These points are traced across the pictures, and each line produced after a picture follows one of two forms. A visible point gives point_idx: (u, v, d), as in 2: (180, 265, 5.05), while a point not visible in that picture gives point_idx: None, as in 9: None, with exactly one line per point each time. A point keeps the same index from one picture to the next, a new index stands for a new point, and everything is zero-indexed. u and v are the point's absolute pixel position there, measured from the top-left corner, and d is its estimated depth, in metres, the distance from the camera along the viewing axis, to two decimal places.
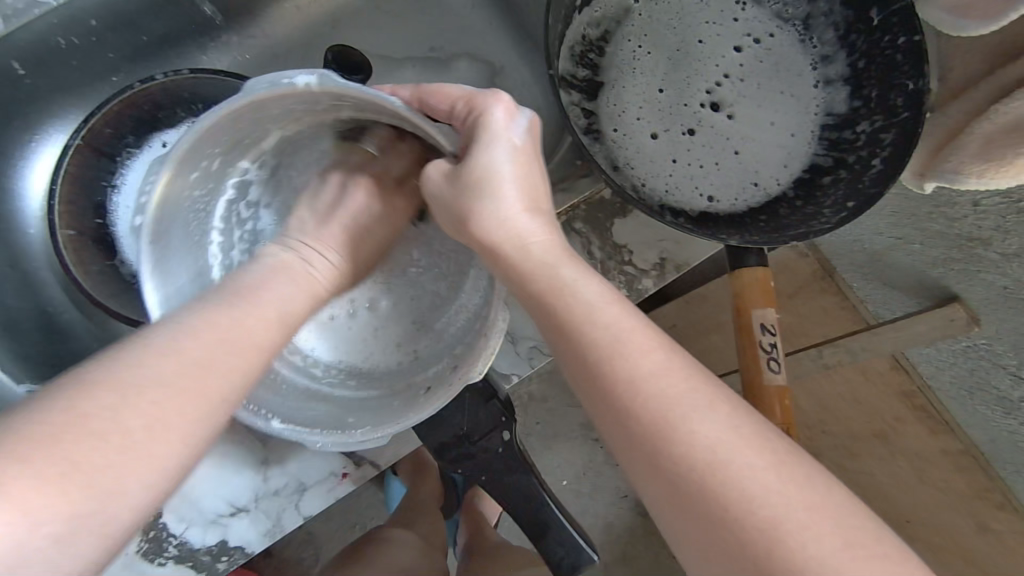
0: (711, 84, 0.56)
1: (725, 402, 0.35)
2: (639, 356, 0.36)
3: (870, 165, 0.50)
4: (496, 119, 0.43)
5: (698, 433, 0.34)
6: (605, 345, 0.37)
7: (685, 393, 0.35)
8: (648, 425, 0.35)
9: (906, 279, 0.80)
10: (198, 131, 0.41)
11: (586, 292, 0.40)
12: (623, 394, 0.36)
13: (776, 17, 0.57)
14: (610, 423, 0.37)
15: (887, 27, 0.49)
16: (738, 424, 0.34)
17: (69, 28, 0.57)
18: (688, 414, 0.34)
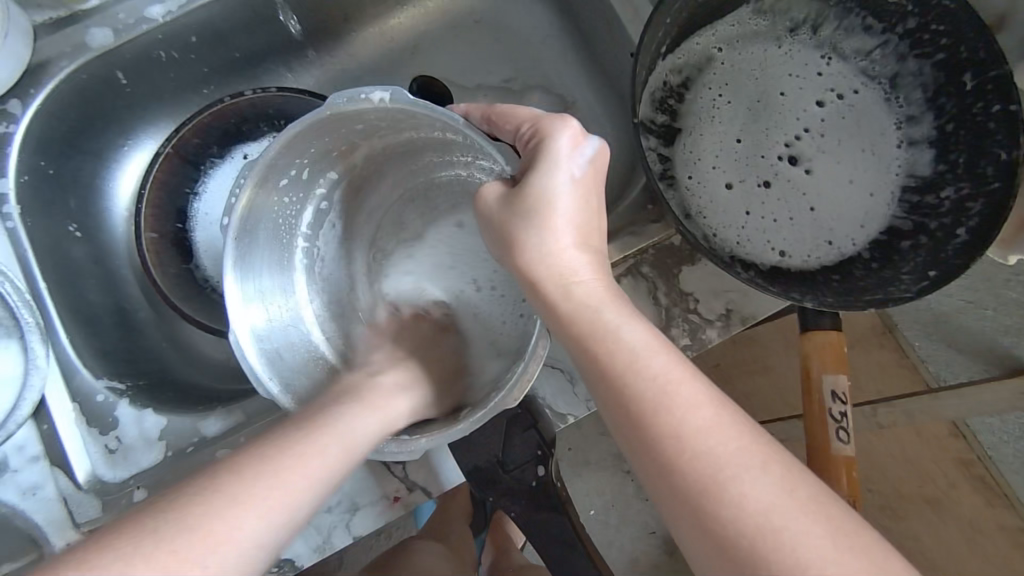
0: (790, 138, 0.55)
1: (780, 463, 0.34)
2: (689, 411, 0.35)
3: (954, 234, 0.49)
4: (561, 147, 0.42)
5: (748, 497, 0.32)
6: (655, 397, 0.36)
7: (737, 451, 0.34)
8: (693, 483, 0.34)
9: (974, 343, 0.77)
10: (287, 137, 0.45)
11: (630, 337, 0.39)
12: (666, 446, 0.35)
13: (862, 73, 0.56)
14: (655, 481, 0.35)
15: (982, 94, 0.48)
16: (792, 488, 0.33)
17: (171, 43, 0.61)
18: (739, 474, 0.33)
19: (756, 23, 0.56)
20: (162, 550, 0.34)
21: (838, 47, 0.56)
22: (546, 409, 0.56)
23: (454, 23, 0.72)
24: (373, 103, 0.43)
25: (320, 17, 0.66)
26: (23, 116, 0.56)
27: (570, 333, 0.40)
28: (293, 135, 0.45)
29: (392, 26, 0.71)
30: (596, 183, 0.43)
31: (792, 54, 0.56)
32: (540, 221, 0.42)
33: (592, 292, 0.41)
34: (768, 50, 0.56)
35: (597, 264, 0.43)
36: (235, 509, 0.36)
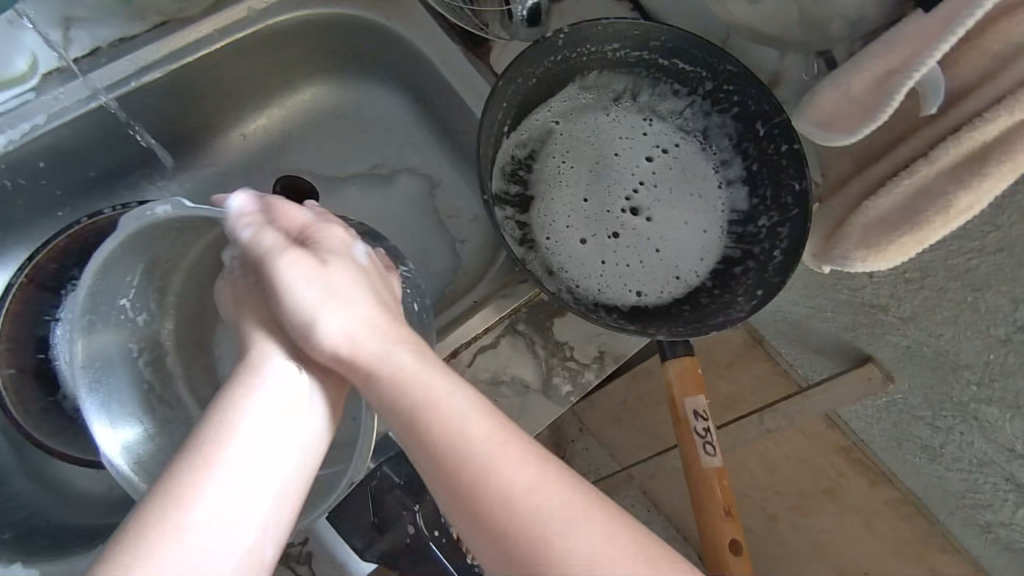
0: (629, 192, 0.62)
1: (599, 510, 0.38)
2: (514, 472, 0.38)
3: (773, 255, 0.57)
4: (331, 240, 0.46)
5: (573, 548, 0.36)
6: (481, 465, 0.38)
7: (562, 505, 0.37)
8: (524, 544, 0.37)
9: (826, 343, 0.86)
10: (95, 266, 0.46)
11: (455, 406, 0.40)
12: (496, 512, 0.37)
13: (679, 130, 0.65)
14: (482, 537, 0.38)
15: (771, 138, 0.58)
16: (612, 534, 0.37)
17: (17, 171, 0.59)
18: (563, 528, 0.37)
19: (584, 96, 0.64)
20: None
21: (655, 109, 0.65)
22: None
23: (315, 120, 0.75)
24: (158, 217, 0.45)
25: (177, 130, 0.67)
26: None
27: (393, 409, 0.40)
28: (103, 260, 0.46)
29: (251, 128, 0.73)
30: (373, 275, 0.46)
31: (619, 119, 0.65)
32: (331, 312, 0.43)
33: (409, 369, 0.41)
34: (598, 118, 0.64)
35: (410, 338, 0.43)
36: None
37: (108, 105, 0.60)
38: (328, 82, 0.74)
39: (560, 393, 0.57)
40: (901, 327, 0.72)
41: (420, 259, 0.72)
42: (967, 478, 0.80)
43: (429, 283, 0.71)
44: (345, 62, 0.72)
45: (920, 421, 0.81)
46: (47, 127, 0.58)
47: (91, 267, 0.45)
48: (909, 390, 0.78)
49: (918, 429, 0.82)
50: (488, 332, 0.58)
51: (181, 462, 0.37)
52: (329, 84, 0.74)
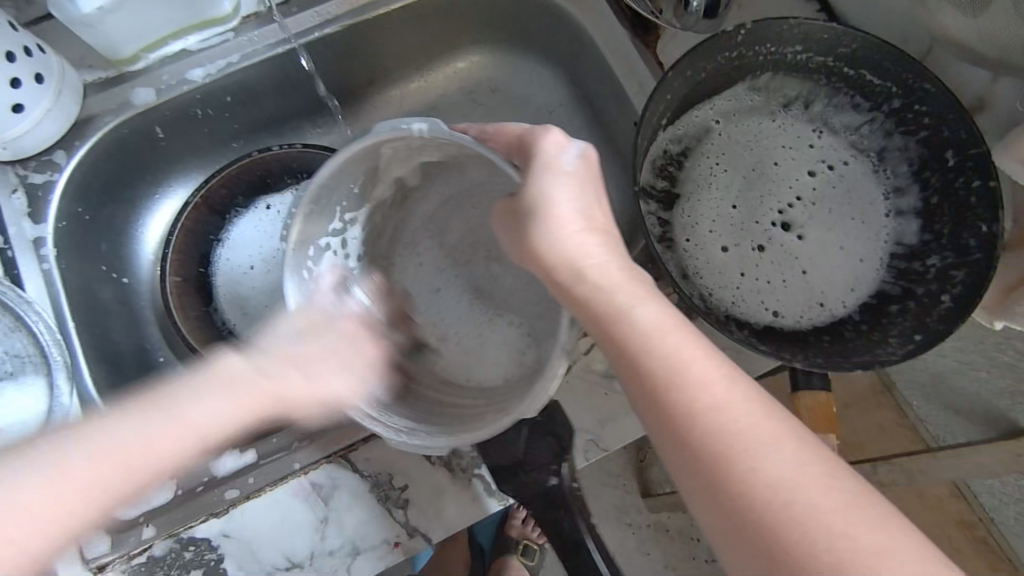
0: (783, 205, 0.59)
1: (784, 436, 0.34)
2: (704, 385, 0.36)
3: (940, 300, 0.51)
4: (546, 149, 0.43)
5: (760, 466, 0.33)
6: (667, 372, 0.37)
7: (755, 423, 0.35)
8: (712, 453, 0.34)
9: (970, 406, 0.78)
10: (339, 160, 0.47)
11: (646, 317, 0.39)
12: (682, 418, 0.35)
13: (851, 147, 0.59)
14: (671, 451, 0.36)
15: (963, 171, 0.52)
16: (805, 461, 0.33)
17: (207, 102, 0.65)
18: (750, 448, 0.34)
19: (751, 98, 0.60)
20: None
21: (828, 122, 0.60)
22: None
23: (470, 86, 0.76)
24: (413, 132, 0.45)
25: (346, 81, 0.71)
26: (66, 166, 0.60)
27: (582, 307, 0.41)
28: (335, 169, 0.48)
29: (410, 89, 0.76)
30: (588, 179, 0.44)
31: (786, 127, 0.60)
32: (541, 210, 0.43)
33: (598, 272, 0.41)
34: (763, 123, 0.61)
35: (610, 247, 0.43)
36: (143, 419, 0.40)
37: (293, 51, 0.64)
38: (489, 53, 0.75)
39: None
40: None
41: None
42: None
43: None
44: (511, 32, 0.72)
45: None
46: (238, 65, 0.64)
47: (322, 175, 0.47)
48: None
49: None
50: None
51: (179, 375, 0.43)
52: (490, 54, 0.75)
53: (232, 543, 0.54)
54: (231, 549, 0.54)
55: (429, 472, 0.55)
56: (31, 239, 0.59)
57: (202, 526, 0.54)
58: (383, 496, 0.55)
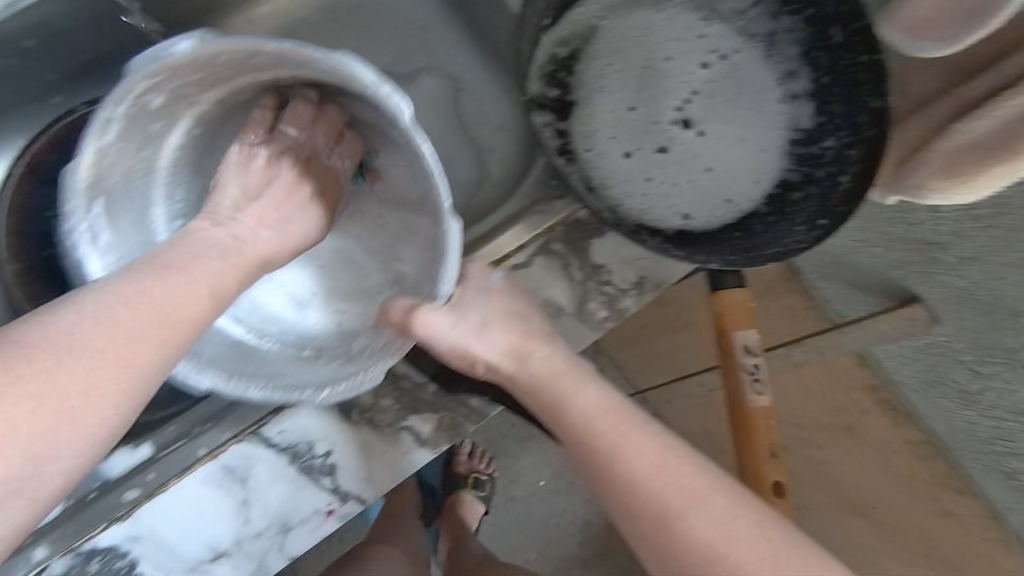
0: (680, 102, 0.56)
1: (719, 493, 0.37)
2: (636, 454, 0.39)
3: (838, 183, 0.50)
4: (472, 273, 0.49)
5: (694, 524, 0.36)
6: (587, 431, 0.41)
7: (682, 484, 0.37)
8: (650, 521, 0.37)
9: (869, 280, 0.81)
10: (149, 71, 0.41)
11: (557, 370, 0.44)
12: (621, 490, 0.39)
13: (740, 33, 0.54)
14: (623, 520, 0.39)
15: (851, 45, 0.48)
16: (729, 515, 0.36)
17: (3, 50, 0.53)
18: (679, 509, 0.37)
19: None
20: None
21: (715, 9, 0.54)
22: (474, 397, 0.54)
23: (333, 4, 0.67)
24: (177, 55, 0.40)
25: (179, 9, 0.60)
26: None
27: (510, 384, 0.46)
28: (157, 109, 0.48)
29: (263, 13, 0.66)
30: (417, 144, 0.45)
31: (670, 19, 0.55)
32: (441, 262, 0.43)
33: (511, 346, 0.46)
34: (648, 14, 0.55)
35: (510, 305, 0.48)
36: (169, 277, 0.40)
37: None
38: None
39: (594, 318, 0.54)
40: (958, 267, 0.66)
41: (443, 168, 0.67)
42: (999, 426, 0.77)
43: (453, 196, 0.67)
44: None
45: (958, 366, 0.77)
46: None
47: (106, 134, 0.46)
48: (953, 333, 0.74)
49: (955, 375, 0.79)
50: (522, 250, 0.55)
51: (136, 268, 0.40)
52: None
53: (145, 544, 0.48)
54: (145, 552, 0.48)
55: (353, 433, 0.52)
56: None
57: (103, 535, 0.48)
58: (306, 467, 0.51)
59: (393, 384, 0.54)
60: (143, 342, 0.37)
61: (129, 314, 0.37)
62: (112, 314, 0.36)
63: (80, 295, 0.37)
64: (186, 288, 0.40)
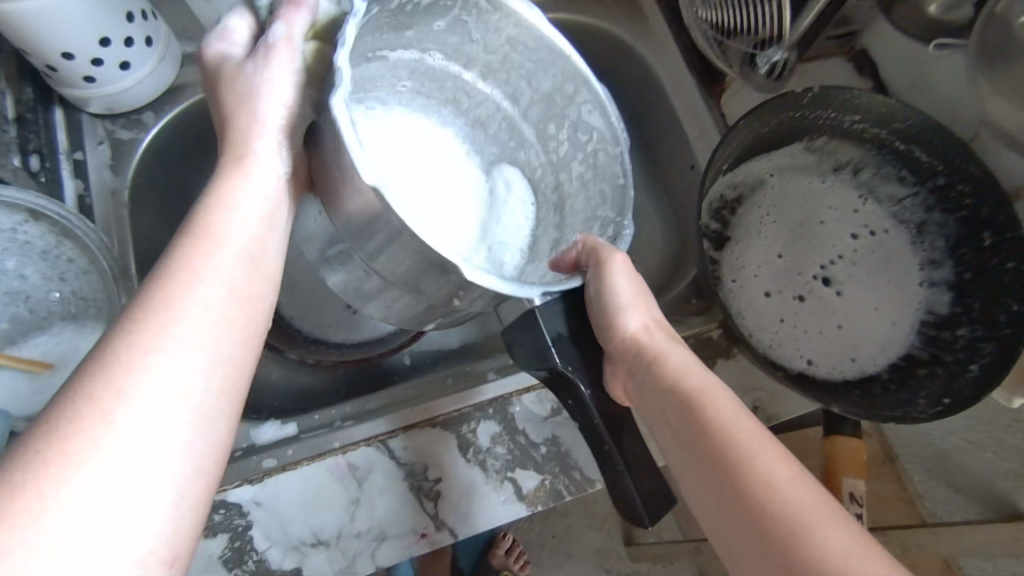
0: (827, 260, 0.62)
1: (849, 518, 0.32)
2: (763, 454, 0.35)
3: (967, 368, 0.54)
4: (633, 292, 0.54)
5: (829, 541, 0.31)
6: (709, 420, 0.38)
7: (809, 494, 0.33)
8: (774, 523, 0.32)
9: (972, 485, 0.80)
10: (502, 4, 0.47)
11: (680, 357, 0.43)
12: (742, 478, 0.35)
13: (892, 217, 0.63)
14: (730, 516, 0.35)
15: (998, 250, 0.55)
16: (862, 541, 0.31)
17: None
18: (803, 519, 0.32)
19: (806, 158, 0.64)
20: (45, 471, 0.27)
21: (874, 191, 0.64)
22: (576, 470, 0.56)
23: None
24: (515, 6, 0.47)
25: None
26: (154, 126, 0.64)
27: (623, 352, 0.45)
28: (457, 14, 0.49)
29: None
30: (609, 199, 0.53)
31: (834, 190, 0.64)
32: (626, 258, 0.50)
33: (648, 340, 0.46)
34: (813, 182, 0.64)
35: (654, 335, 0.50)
36: (172, 334, 0.31)
37: None
38: None
39: None
40: None
41: None
42: None
43: None
44: None
45: None
46: None
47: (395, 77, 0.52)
48: None
49: None
50: None
51: (157, 289, 0.33)
52: None
53: (263, 512, 0.53)
54: (261, 519, 0.53)
55: (465, 469, 0.56)
56: (110, 189, 0.62)
57: (235, 491, 0.53)
58: (417, 484, 0.55)
59: (509, 434, 0.57)
60: (174, 370, 0.31)
61: (152, 323, 0.31)
62: (151, 347, 0.31)
63: (117, 332, 0.31)
64: (204, 335, 0.32)
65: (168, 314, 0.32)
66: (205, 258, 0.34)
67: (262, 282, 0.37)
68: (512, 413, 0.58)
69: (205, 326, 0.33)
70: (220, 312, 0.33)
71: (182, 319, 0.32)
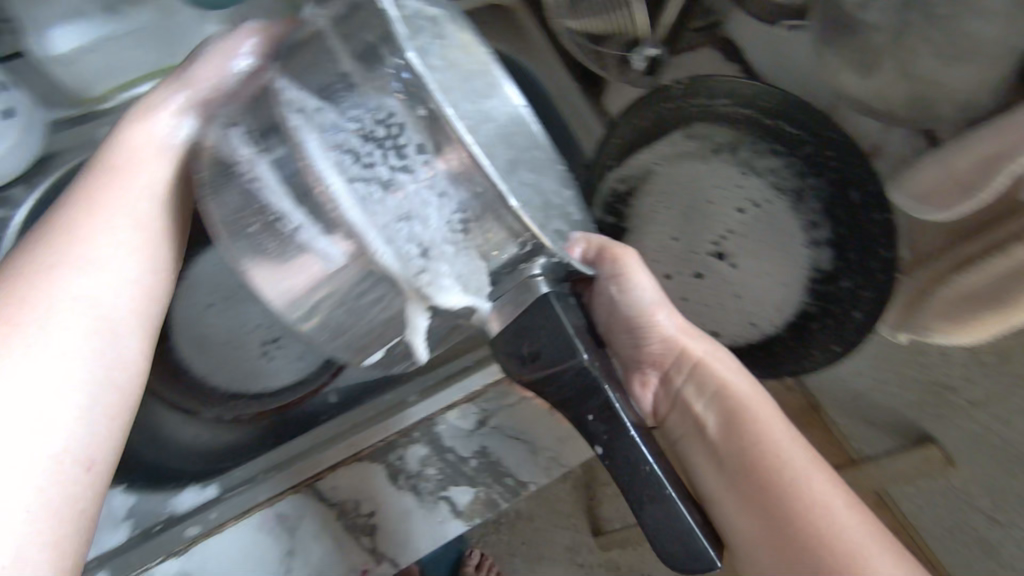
0: (717, 237, 0.66)
1: (857, 511, 0.43)
2: (808, 472, 0.44)
3: (851, 315, 0.60)
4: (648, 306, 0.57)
5: (860, 543, 0.41)
6: (775, 452, 0.45)
7: (831, 498, 0.43)
8: (805, 529, 0.42)
9: (887, 420, 0.85)
10: None
11: (741, 386, 0.50)
12: (786, 498, 0.43)
13: (774, 188, 0.66)
14: (756, 518, 0.44)
15: (863, 206, 0.60)
16: (862, 531, 0.42)
17: None
18: (839, 529, 0.42)
19: (687, 144, 0.65)
20: None
21: (753, 166, 0.66)
22: (508, 477, 0.58)
23: None
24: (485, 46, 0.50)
25: None
26: (22, 202, 0.60)
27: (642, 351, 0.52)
28: None
29: None
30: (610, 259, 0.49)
31: (717, 169, 0.66)
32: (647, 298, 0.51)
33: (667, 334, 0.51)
34: (698, 166, 0.66)
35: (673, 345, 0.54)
36: (85, 262, 0.42)
37: None
38: None
39: None
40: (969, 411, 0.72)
41: None
42: None
43: None
44: None
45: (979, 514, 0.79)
46: None
47: None
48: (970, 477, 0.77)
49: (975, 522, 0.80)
50: None
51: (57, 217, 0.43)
52: None
53: None
54: None
55: (397, 497, 0.57)
56: None
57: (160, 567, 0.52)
58: (352, 523, 0.56)
59: (439, 454, 0.58)
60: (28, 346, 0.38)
61: (43, 254, 0.41)
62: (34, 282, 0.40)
63: None
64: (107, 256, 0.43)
65: (51, 265, 0.41)
66: (93, 181, 0.45)
67: (155, 235, 0.46)
68: (439, 432, 0.58)
69: (100, 243, 0.43)
70: (126, 234, 0.44)
71: (82, 242, 0.43)
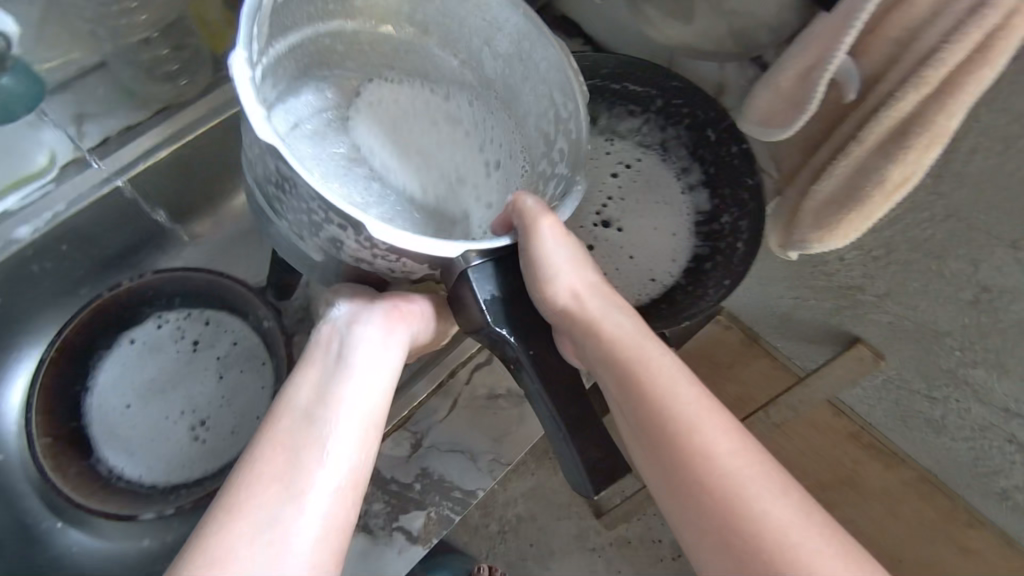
0: (598, 207, 0.68)
1: (794, 500, 0.41)
2: (740, 463, 0.42)
3: (737, 248, 0.61)
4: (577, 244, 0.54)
5: (781, 522, 0.40)
6: (703, 445, 0.43)
7: (764, 482, 0.42)
8: (737, 521, 0.40)
9: (818, 333, 0.88)
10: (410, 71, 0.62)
11: (672, 373, 0.46)
12: (717, 492, 0.41)
13: (640, 146, 0.70)
14: (692, 514, 0.42)
15: (722, 141, 0.63)
16: (804, 520, 0.40)
17: (43, 255, 0.66)
18: (774, 522, 0.40)
19: None
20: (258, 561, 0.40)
21: (616, 131, 0.70)
22: (455, 489, 0.58)
23: None
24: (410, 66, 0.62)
25: (180, 204, 0.75)
26: None
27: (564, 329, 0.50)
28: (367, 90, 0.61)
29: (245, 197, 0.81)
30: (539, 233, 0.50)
31: None
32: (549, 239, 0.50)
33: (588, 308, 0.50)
34: None
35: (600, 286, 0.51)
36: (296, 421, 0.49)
37: (120, 186, 0.67)
38: None
39: None
40: (878, 303, 0.76)
41: None
42: (975, 447, 0.80)
43: None
44: None
45: (919, 396, 0.82)
46: (68, 212, 0.65)
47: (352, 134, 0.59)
48: (901, 364, 0.80)
49: (919, 404, 0.83)
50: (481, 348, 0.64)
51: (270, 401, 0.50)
52: None
53: None
54: None
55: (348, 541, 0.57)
56: None
57: None
58: None
59: (380, 489, 0.58)
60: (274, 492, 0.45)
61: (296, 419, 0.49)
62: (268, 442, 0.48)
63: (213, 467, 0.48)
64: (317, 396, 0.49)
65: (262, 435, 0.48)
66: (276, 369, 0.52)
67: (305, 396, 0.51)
68: (376, 468, 0.59)
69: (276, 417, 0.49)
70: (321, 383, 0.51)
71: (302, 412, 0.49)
